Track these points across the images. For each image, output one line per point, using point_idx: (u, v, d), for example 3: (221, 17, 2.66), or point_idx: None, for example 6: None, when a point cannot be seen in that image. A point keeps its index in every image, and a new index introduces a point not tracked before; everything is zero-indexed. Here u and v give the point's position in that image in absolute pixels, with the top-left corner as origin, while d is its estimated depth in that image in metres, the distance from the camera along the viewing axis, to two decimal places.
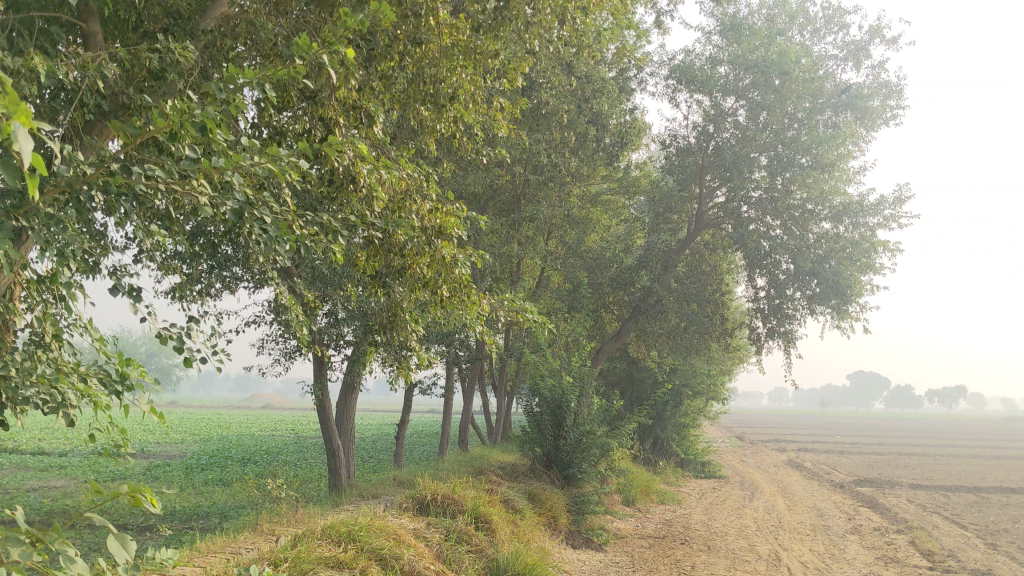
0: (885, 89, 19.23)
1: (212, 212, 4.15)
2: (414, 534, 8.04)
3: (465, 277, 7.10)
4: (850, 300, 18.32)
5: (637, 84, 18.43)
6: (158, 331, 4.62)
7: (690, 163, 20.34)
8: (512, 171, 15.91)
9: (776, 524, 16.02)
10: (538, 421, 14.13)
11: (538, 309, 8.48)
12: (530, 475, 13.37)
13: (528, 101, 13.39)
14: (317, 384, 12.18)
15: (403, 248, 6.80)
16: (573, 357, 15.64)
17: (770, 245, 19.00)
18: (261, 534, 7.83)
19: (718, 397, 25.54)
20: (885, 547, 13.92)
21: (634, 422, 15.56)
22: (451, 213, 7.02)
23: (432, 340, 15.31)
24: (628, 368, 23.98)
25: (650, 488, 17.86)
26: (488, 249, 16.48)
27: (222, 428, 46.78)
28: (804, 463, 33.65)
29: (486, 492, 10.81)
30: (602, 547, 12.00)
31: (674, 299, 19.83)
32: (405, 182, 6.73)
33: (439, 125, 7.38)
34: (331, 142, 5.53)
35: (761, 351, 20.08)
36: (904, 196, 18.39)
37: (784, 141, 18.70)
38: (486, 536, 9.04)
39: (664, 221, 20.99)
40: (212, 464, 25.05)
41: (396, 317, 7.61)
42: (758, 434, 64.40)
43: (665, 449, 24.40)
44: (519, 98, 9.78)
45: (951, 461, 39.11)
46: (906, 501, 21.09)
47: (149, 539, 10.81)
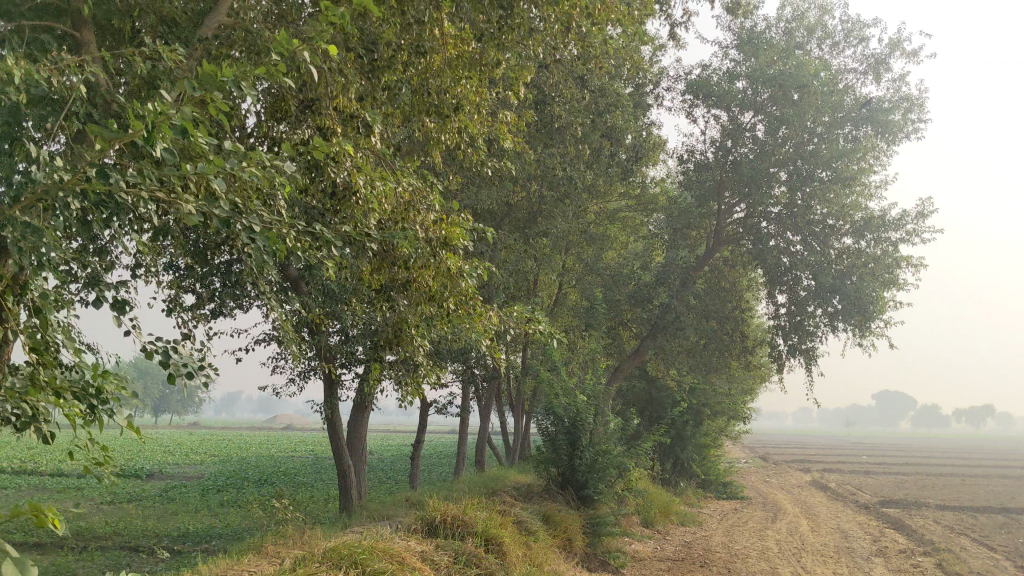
0: (906, 102, 18.89)
1: (196, 218, 4.02)
2: (421, 557, 7.82)
3: (471, 289, 6.96)
4: (873, 316, 17.98)
5: (654, 100, 18.34)
6: (143, 345, 4.52)
7: (708, 179, 20.11)
8: (526, 188, 15.70)
9: (798, 546, 15.62)
10: (553, 441, 13.84)
11: (548, 322, 8.32)
12: (545, 496, 13.10)
13: (541, 115, 13.26)
14: (327, 403, 12.01)
15: (408, 260, 6.70)
16: (589, 375, 15.39)
17: (790, 261, 18.91)
18: (265, 556, 7.65)
19: (739, 416, 25.15)
20: (912, 570, 13.50)
21: (652, 442, 15.27)
22: (456, 224, 6.87)
23: (446, 358, 15.13)
24: (647, 387, 23.67)
25: (669, 509, 17.53)
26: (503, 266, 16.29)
27: (243, 450, 46.75)
28: (828, 484, 33.07)
29: (498, 513, 10.57)
30: (618, 570, 11.72)
31: (693, 316, 19.55)
32: (409, 193, 6.62)
33: (443, 137, 7.20)
34: (324, 149, 5.41)
35: (782, 369, 19.72)
36: (926, 210, 18.09)
37: (804, 155, 18.43)
38: (497, 560, 8.78)
39: (682, 238, 20.76)
40: (229, 485, 24.94)
41: (402, 332, 7.46)
42: (783, 454, 63.56)
43: (685, 470, 23.85)
44: (527, 109, 9.65)
45: (980, 481, 38.29)
46: (933, 522, 20.58)
47: (157, 561, 10.64)
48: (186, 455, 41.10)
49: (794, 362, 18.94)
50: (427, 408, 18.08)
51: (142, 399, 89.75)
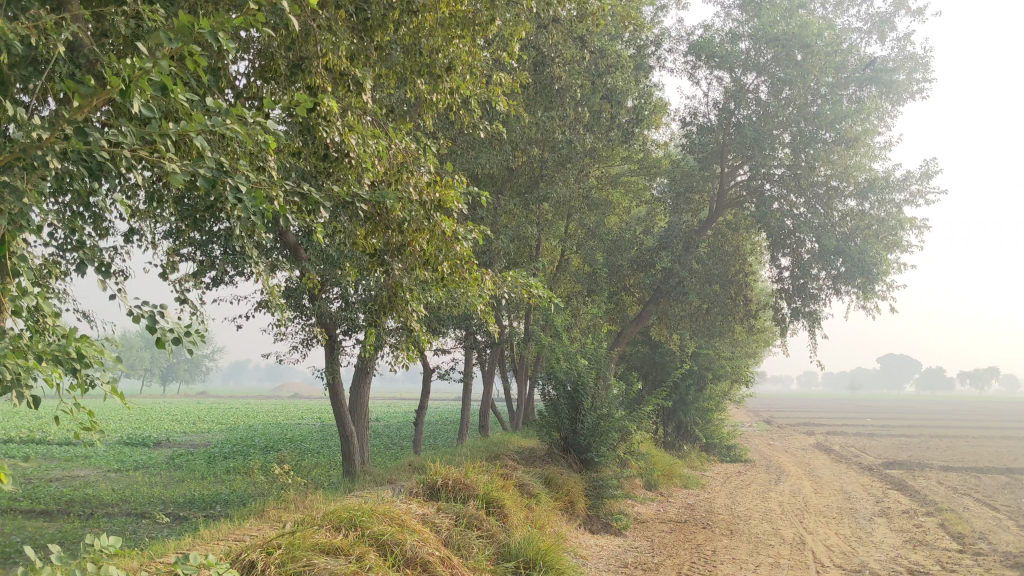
0: (911, 61, 18.63)
1: (178, 176, 3.97)
2: (422, 520, 7.84)
3: (467, 253, 6.91)
4: (877, 279, 17.81)
5: (656, 61, 18.15)
6: (130, 309, 4.52)
7: (710, 142, 19.94)
8: (527, 153, 15.57)
9: (801, 507, 15.67)
10: (555, 405, 13.84)
11: (545, 285, 8.27)
12: (547, 460, 13.13)
13: (540, 78, 13.12)
14: (328, 369, 11.99)
15: (401, 223, 6.66)
16: (591, 339, 15.37)
17: (793, 223, 18.79)
18: (266, 520, 7.66)
19: (742, 379, 25.16)
20: (914, 529, 13.56)
21: (655, 406, 15.28)
22: (450, 186, 6.81)
23: (447, 324, 15.12)
24: (650, 351, 23.67)
25: (672, 472, 17.59)
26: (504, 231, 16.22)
27: (250, 418, 47.04)
28: (832, 446, 33.19)
29: (500, 476, 10.60)
30: (621, 532, 11.76)
31: (696, 280, 19.47)
32: (401, 154, 6.56)
33: (435, 99, 7.13)
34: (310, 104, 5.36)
35: (785, 333, 19.68)
36: (930, 170, 17.92)
37: (806, 117, 18.25)
38: (497, 522, 8.80)
39: (685, 201, 20.63)
40: (235, 452, 25.07)
41: (398, 297, 7.41)
42: (783, 419, 63.62)
43: (689, 434, 23.89)
44: (523, 70, 9.55)
45: (983, 443, 38.33)
46: (936, 484, 20.61)
47: (162, 526, 10.70)
48: (192, 422, 41.36)
49: (797, 325, 18.88)
50: (430, 374, 18.10)
51: (150, 369, 90.18)
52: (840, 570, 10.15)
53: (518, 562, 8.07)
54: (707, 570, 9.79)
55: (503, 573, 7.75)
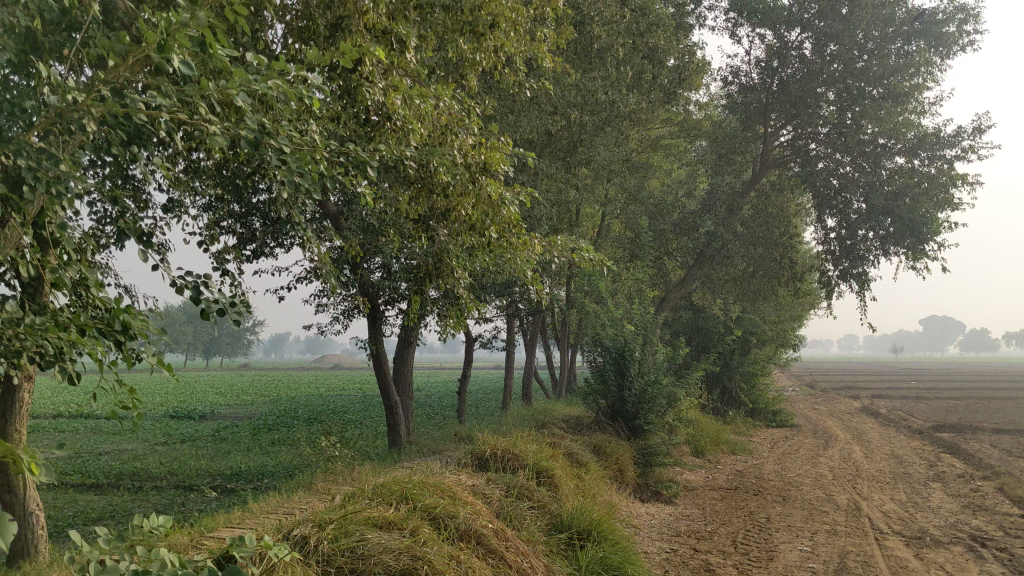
0: (961, 12, 17.86)
1: (218, 136, 3.81)
2: (473, 491, 7.70)
3: (514, 217, 6.68)
4: (927, 239, 17.25)
5: (696, 20, 17.69)
6: (173, 280, 4.40)
7: (753, 101, 19.45)
8: (567, 116, 15.26)
9: (853, 472, 15.38)
10: (602, 372, 13.64)
11: (593, 249, 8.02)
12: (594, 428, 12.96)
13: (579, 38, 12.78)
14: (372, 339, 11.84)
15: (447, 187, 6.47)
16: (636, 305, 15.12)
17: (840, 183, 18.34)
18: (315, 494, 7.57)
19: (788, 343, 24.74)
20: (972, 494, 13.20)
21: (702, 371, 15.02)
22: (496, 146, 6.58)
23: (490, 293, 14.96)
24: (693, 317, 23.37)
25: (719, 438, 17.34)
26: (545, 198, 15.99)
27: (293, 389, 47.47)
28: (878, 410, 32.69)
29: (549, 446, 10.45)
30: (671, 500, 11.59)
31: (740, 243, 19.10)
32: (445, 115, 6.35)
33: (479, 58, 6.88)
34: (346, 54, 5.19)
35: (833, 296, 19.25)
36: (983, 125, 17.29)
37: (853, 73, 17.71)
38: (549, 492, 8.66)
39: (727, 163, 20.11)
40: (279, 424, 25.22)
41: (442, 263, 7.21)
42: (826, 383, 62.97)
43: (734, 399, 23.59)
44: (565, 26, 9.22)
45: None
46: (990, 447, 20.16)
47: (211, 499, 10.71)
48: (237, 395, 41.81)
49: (845, 288, 18.45)
50: (473, 343, 17.97)
51: (193, 343, 91.43)
52: (900, 537, 9.86)
53: (571, 533, 7.91)
54: (762, 538, 9.56)
55: (556, 544, 7.59)
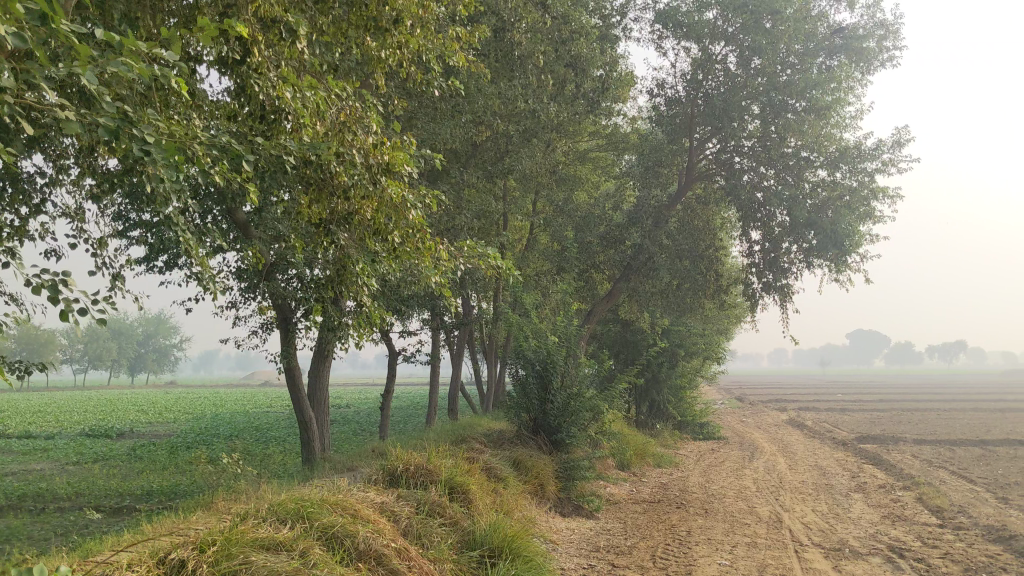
0: (881, 29, 18.15)
1: (70, 124, 3.47)
2: (379, 509, 7.38)
3: (419, 222, 6.44)
4: (848, 252, 17.44)
5: (621, 31, 17.70)
6: (28, 279, 4.05)
7: (678, 115, 19.48)
8: (490, 127, 14.99)
9: (776, 484, 15.37)
10: (524, 386, 13.38)
11: (504, 255, 7.82)
12: (516, 442, 12.68)
13: (500, 45, 12.57)
14: (284, 351, 11.42)
15: (347, 190, 6.18)
16: (561, 317, 14.89)
17: (764, 196, 18.47)
18: (211, 513, 7.14)
19: (715, 355, 24.85)
20: (892, 505, 13.24)
21: (626, 383, 14.87)
22: (400, 146, 6.32)
23: (412, 305, 14.63)
24: (622, 330, 23.29)
25: (645, 451, 17.22)
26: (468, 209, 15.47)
27: (218, 407, 46.25)
28: (803, 421, 33.08)
29: (466, 460, 10.14)
30: (593, 514, 11.39)
31: (666, 256, 19.07)
32: (343, 112, 6.07)
33: (383, 55, 6.66)
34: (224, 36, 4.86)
35: (757, 308, 19.32)
36: (902, 139, 17.55)
37: (777, 87, 17.80)
38: (462, 509, 8.38)
39: (654, 175, 19.55)
40: (199, 442, 24.41)
41: (345, 271, 6.90)
42: (753, 395, 63.69)
43: (662, 412, 23.59)
44: (478, 25, 8.95)
45: (953, 415, 38.35)
46: (911, 457, 20.40)
47: (112, 522, 10.15)
48: (159, 413, 40.61)
49: (769, 300, 18.53)
50: (396, 356, 17.59)
51: (117, 360, 88.90)
52: (818, 549, 9.77)
53: (482, 551, 7.59)
54: (681, 552, 9.40)
55: (465, 562, 7.28)
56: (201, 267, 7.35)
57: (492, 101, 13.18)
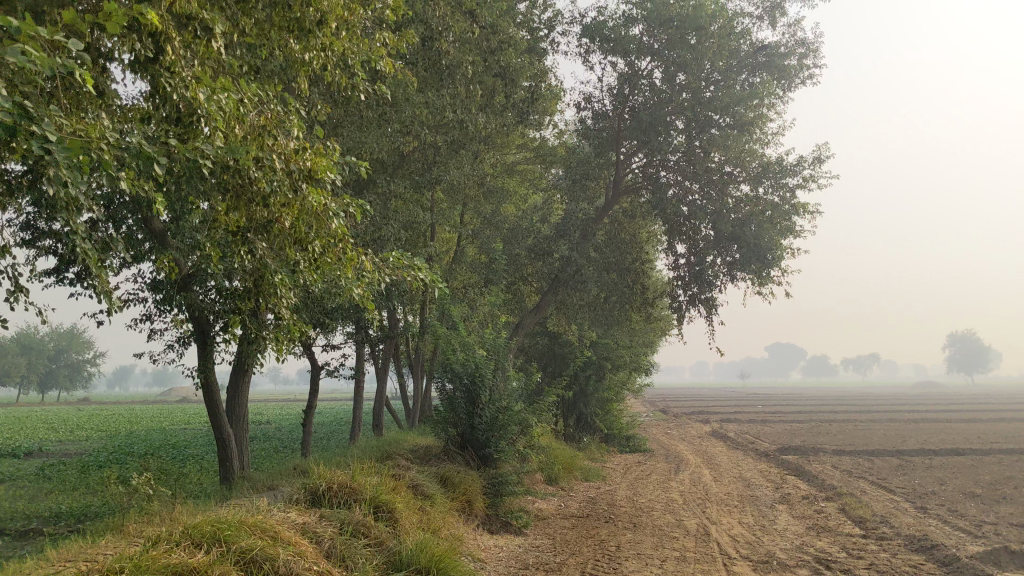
0: (802, 47, 18.50)
1: None
2: (301, 530, 7.09)
3: (341, 231, 6.21)
4: (771, 265, 17.71)
5: (549, 44, 17.68)
6: None
7: (605, 128, 19.49)
8: (419, 137, 14.78)
9: (703, 496, 15.41)
10: (451, 401, 13.08)
11: (430, 266, 7.64)
12: (442, 457, 12.43)
13: (427, 54, 12.39)
14: (202, 365, 10.97)
15: (267, 196, 5.90)
16: (489, 330, 14.68)
17: (689, 210, 18.60)
18: (120, 537, 6.75)
19: (640, 369, 24.97)
20: (816, 516, 13.37)
21: (555, 397, 14.74)
22: (323, 153, 6.08)
23: (336, 318, 14.28)
24: (550, 343, 22.96)
25: (573, 465, 17.13)
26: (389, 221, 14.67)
27: (133, 424, 44.72)
28: (726, 433, 33.54)
29: (391, 477, 9.87)
30: (521, 531, 11.21)
31: (593, 268, 19.07)
32: (263, 116, 5.83)
33: (307, 59, 6.44)
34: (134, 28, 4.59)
35: (682, 321, 19.46)
36: (822, 155, 17.89)
37: (702, 103, 17.86)
38: (387, 528, 8.12)
39: (581, 189, 19.66)
40: (112, 461, 23.44)
41: (262, 281, 6.60)
42: (678, 407, 64.49)
43: (588, 425, 23.58)
44: (404, 29, 8.71)
45: (872, 426, 39.34)
46: (831, 468, 20.75)
47: (13, 548, 9.56)
48: (68, 430, 39.00)
49: (694, 313, 18.67)
50: (319, 371, 17.16)
51: (26, 376, 85.62)
52: (747, 562, 9.75)
53: (409, 572, 7.32)
54: (612, 568, 9.27)
55: None
56: (111, 277, 6.95)
57: (419, 112, 12.96)
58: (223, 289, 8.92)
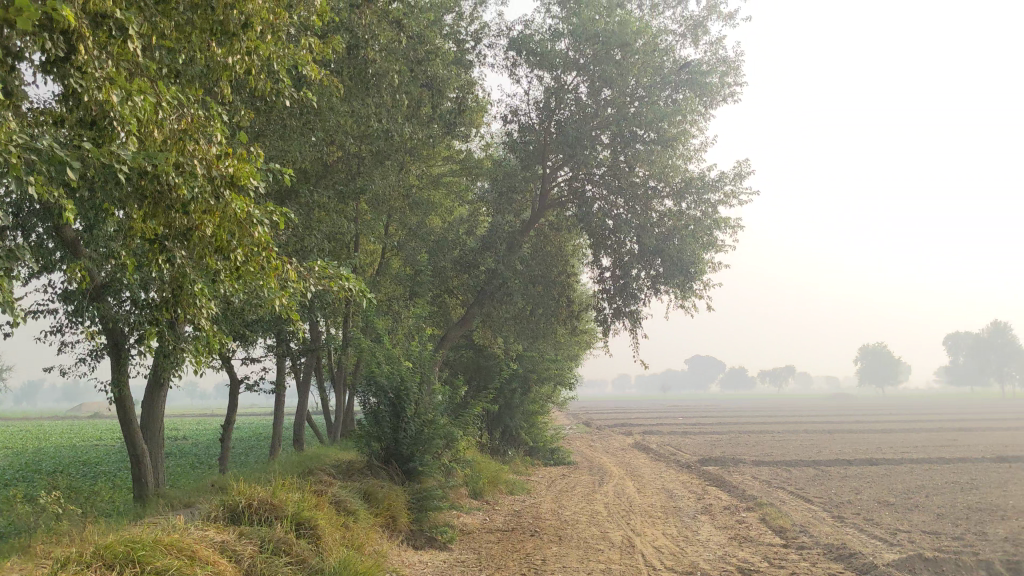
0: (723, 65, 18.87)
1: None
2: (219, 548, 6.85)
3: (265, 239, 6.05)
4: (694, 278, 18.01)
5: (476, 56, 17.67)
6: None
7: (532, 142, 19.48)
8: (343, 147, 14.60)
9: (627, 508, 15.49)
10: (375, 415, 12.87)
11: (356, 276, 7.49)
12: (366, 473, 12.22)
13: (353, 63, 12.24)
14: (115, 379, 10.59)
15: (186, 203, 5.70)
16: (414, 343, 14.52)
17: (614, 224, 18.74)
18: (24, 559, 6.42)
19: (565, 382, 25.06)
20: (737, 526, 13.54)
21: (480, 410, 14.65)
22: (246, 159, 5.92)
23: (257, 331, 13.95)
24: (474, 356, 22.83)
25: (497, 478, 17.06)
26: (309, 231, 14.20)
27: (42, 441, 43.03)
28: (648, 446, 33.86)
29: (313, 493, 9.64)
30: (446, 546, 11.09)
31: (519, 281, 19.09)
32: (183, 120, 5.64)
33: (231, 62, 6.28)
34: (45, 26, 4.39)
35: (607, 334, 19.60)
36: (742, 171, 18.25)
37: (626, 119, 18.00)
38: (310, 545, 7.92)
39: (507, 202, 20.04)
40: (18, 479, 22.49)
41: (180, 291, 6.37)
42: (601, 419, 64.91)
43: (513, 438, 23.54)
44: (329, 35, 8.56)
45: (790, 437, 40.25)
46: (751, 478, 21.10)
47: None
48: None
49: (619, 326, 18.81)
50: (238, 385, 16.76)
51: None
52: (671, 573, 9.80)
53: None
54: None
55: None
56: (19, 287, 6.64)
57: (345, 121, 12.78)
58: (138, 300, 8.63)
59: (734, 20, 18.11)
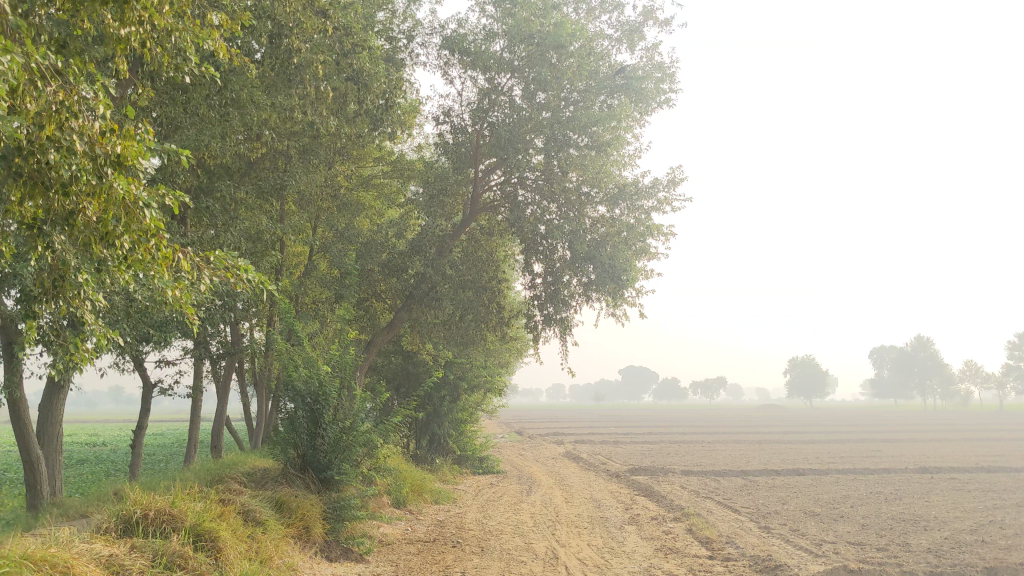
0: (658, 71, 18.79)
1: None
2: (104, 562, 6.33)
3: (154, 225, 5.57)
4: (625, 285, 17.91)
5: (408, 54, 17.24)
6: None
7: (465, 144, 19.05)
8: (267, 142, 14.03)
9: (553, 518, 15.17)
10: (293, 420, 12.39)
11: (257, 268, 7.00)
12: (280, 482, 11.67)
13: (273, 52, 11.67)
14: (8, 381, 9.90)
15: (65, 184, 5.18)
16: (336, 348, 13.97)
17: (545, 230, 18.46)
18: None
19: (495, 390, 24.73)
20: (663, 537, 13.30)
21: (403, 416, 14.18)
22: (134, 137, 5.39)
23: (170, 331, 13.28)
24: (403, 363, 22.34)
25: (423, 487, 16.61)
26: (224, 227, 13.49)
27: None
28: (579, 454, 33.67)
29: (218, 502, 9.09)
30: (363, 558, 10.62)
31: (449, 286, 18.66)
32: (63, 92, 5.08)
33: (124, 32, 5.74)
34: None
35: (537, 341, 19.29)
36: (675, 179, 18.18)
37: (559, 122, 17.71)
38: (208, 560, 7.43)
39: (438, 205, 18.98)
40: None
41: (59, 278, 5.84)
42: (532, 427, 64.64)
43: (441, 446, 23.07)
44: (240, 15, 8.03)
45: (719, 447, 40.48)
46: (680, 488, 20.97)
47: None
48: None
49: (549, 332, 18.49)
50: (152, 388, 16.03)
51: None
52: None
53: None
54: None
55: None
56: None
57: (266, 114, 12.21)
58: (25, 292, 8.00)
59: (671, 27, 18.00)
